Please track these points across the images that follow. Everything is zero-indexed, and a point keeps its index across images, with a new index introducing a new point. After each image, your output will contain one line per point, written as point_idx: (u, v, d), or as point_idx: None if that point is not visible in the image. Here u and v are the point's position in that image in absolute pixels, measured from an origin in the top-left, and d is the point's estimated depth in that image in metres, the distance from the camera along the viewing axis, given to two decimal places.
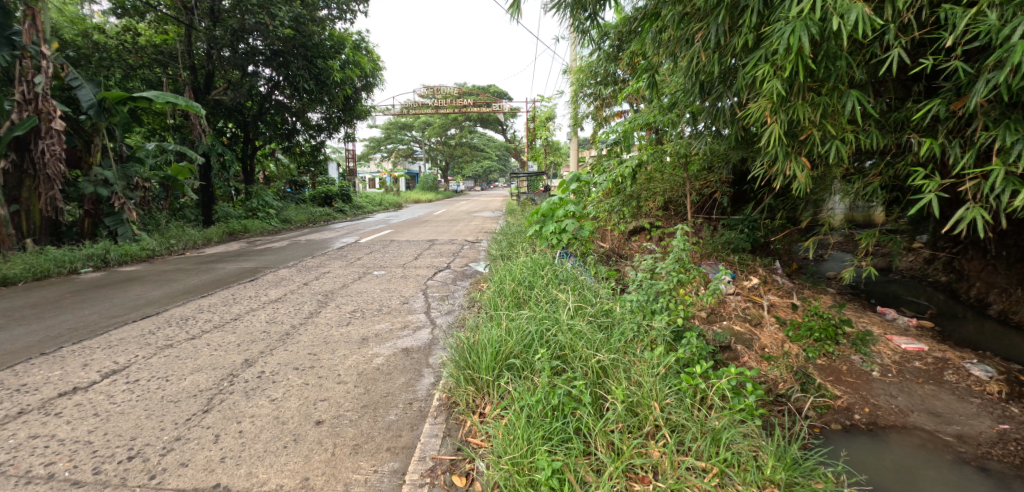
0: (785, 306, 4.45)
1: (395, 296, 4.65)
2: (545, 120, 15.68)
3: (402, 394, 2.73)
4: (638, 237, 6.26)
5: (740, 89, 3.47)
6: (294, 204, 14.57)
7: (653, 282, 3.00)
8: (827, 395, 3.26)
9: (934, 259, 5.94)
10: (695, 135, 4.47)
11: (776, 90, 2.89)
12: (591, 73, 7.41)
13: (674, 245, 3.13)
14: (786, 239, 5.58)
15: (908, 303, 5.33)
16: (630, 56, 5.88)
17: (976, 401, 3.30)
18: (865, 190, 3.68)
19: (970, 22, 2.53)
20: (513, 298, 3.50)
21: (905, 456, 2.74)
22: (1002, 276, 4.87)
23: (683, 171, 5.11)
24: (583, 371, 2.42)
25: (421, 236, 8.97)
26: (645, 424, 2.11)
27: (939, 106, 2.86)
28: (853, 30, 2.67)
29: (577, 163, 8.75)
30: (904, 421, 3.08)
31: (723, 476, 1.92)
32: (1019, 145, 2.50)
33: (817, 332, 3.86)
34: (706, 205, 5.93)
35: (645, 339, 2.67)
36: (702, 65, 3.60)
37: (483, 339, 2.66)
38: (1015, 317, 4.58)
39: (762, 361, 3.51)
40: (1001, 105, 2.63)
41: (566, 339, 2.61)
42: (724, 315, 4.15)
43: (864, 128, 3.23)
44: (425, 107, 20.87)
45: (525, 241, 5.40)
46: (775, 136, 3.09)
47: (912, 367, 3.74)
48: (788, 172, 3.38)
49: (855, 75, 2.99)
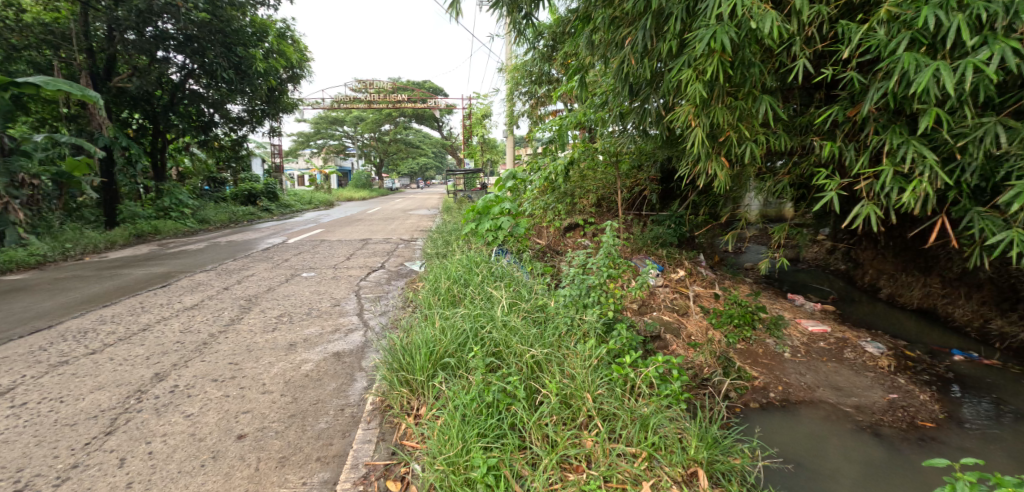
0: (709, 296, 4.66)
1: (326, 298, 4.45)
2: (482, 117, 15.56)
3: (333, 400, 2.61)
4: (573, 233, 5.96)
5: (665, 92, 3.66)
6: (214, 202, 13.50)
7: (584, 276, 3.06)
8: (745, 377, 3.53)
9: (834, 250, 6.61)
10: (623, 134, 4.64)
11: (700, 94, 3.08)
12: (526, 72, 7.43)
13: (603, 240, 3.22)
14: (709, 234, 5.89)
15: (814, 290, 5.87)
16: (564, 56, 6.03)
17: (870, 375, 3.71)
18: (776, 188, 4.01)
19: (862, 36, 2.82)
20: (448, 296, 3.43)
21: (811, 427, 3.03)
22: (891, 263, 5.54)
23: (614, 169, 5.30)
24: (518, 367, 2.43)
25: (353, 236, 8.61)
26: (578, 416, 2.17)
27: (837, 112, 3.17)
28: (765, 39, 2.92)
29: (513, 161, 8.76)
30: (811, 397, 3.39)
31: (651, 459, 2.02)
32: (901, 148, 2.83)
33: (737, 318, 4.15)
34: (636, 201, 5.99)
35: (578, 332, 2.73)
36: (630, 67, 3.73)
37: (417, 339, 2.58)
38: (901, 299, 5.27)
39: (689, 348, 3.72)
40: (887, 112, 2.98)
41: (500, 336, 2.59)
42: (654, 306, 4.24)
43: (774, 131, 3.53)
44: (357, 101, 20.10)
45: (461, 238, 5.35)
46: (698, 138, 3.31)
47: (818, 347, 4.12)
48: (710, 171, 3.62)
49: (767, 81, 3.26)
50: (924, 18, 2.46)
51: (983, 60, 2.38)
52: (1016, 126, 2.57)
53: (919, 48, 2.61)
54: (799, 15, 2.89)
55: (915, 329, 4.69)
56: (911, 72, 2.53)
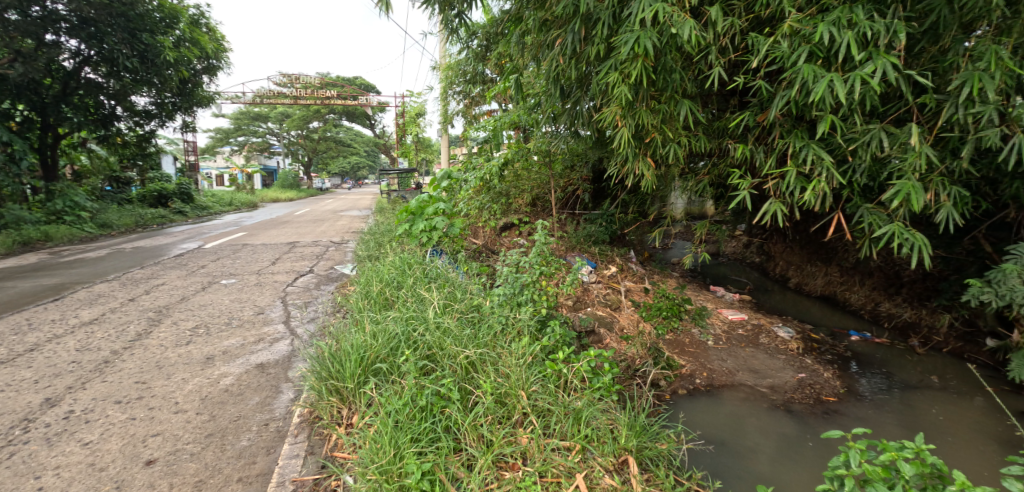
0: (639, 290, 4.87)
1: (248, 307, 4.17)
2: (416, 116, 15.29)
3: (257, 415, 2.45)
4: (509, 233, 5.93)
5: (594, 95, 3.79)
6: (116, 205, 12.21)
7: (518, 274, 3.09)
8: (674, 366, 3.73)
9: (749, 244, 7.16)
10: (555, 135, 4.74)
11: (625, 96, 3.22)
12: (460, 72, 7.38)
13: (535, 239, 3.27)
14: (638, 231, 6.16)
15: (733, 281, 6.33)
16: (497, 57, 6.07)
17: (781, 357, 4.05)
18: (697, 187, 4.28)
19: (768, 48, 3.07)
20: (380, 300, 3.34)
21: (732, 409, 3.27)
22: (798, 255, 6.08)
23: (548, 169, 5.40)
24: (452, 369, 2.41)
25: (278, 239, 8.13)
26: (513, 414, 2.19)
27: (748, 117, 3.43)
28: (684, 47, 3.10)
29: (449, 161, 8.67)
30: (732, 380, 3.65)
31: (584, 451, 2.09)
32: (803, 151, 3.12)
33: (665, 310, 4.37)
34: (570, 201, 6.12)
35: (513, 331, 2.75)
36: (561, 69, 3.83)
37: (347, 345, 2.49)
38: (807, 287, 5.82)
39: (621, 341, 3.87)
40: (790, 118, 3.27)
41: (433, 338, 2.56)
42: (588, 302, 4.36)
43: (694, 134, 3.76)
44: (282, 96, 19.00)
45: (394, 239, 5.22)
46: (625, 139, 3.46)
47: (737, 334, 4.44)
48: (637, 171, 3.80)
49: (686, 87, 3.47)
50: (821, 34, 2.72)
51: (869, 73, 2.67)
52: (896, 132, 2.91)
53: (816, 60, 2.88)
54: (714, 25, 3.09)
55: (819, 314, 5.20)
56: (810, 82, 2.79)
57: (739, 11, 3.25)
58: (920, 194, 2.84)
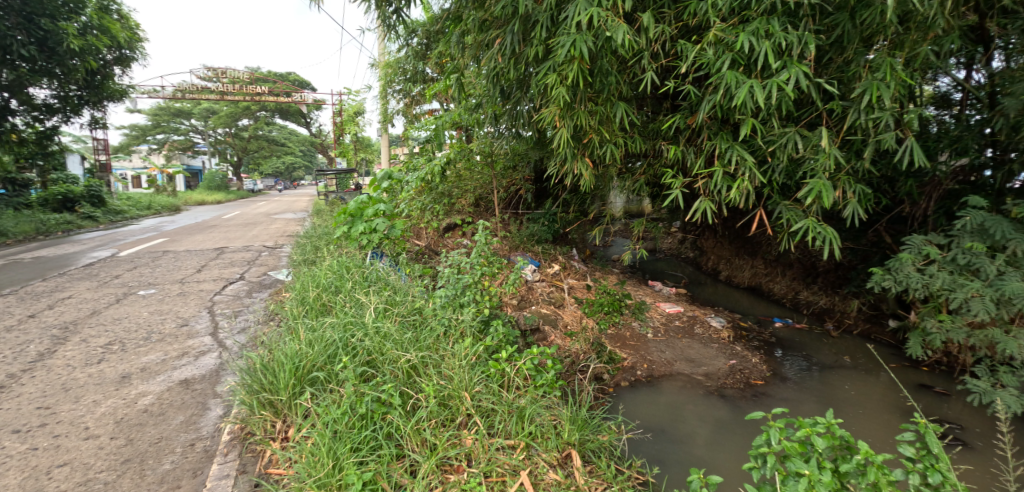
0: (581, 287, 5.00)
1: (170, 319, 3.87)
2: (354, 114, 14.79)
3: (181, 436, 2.29)
4: (453, 234, 5.83)
5: (534, 96, 3.84)
6: (10, 210, 10.90)
7: (460, 275, 3.07)
8: (616, 359, 3.86)
9: (683, 240, 7.53)
10: (497, 136, 4.76)
11: (563, 98, 3.29)
12: (399, 70, 7.22)
13: (477, 240, 3.27)
14: (580, 230, 6.32)
15: (669, 276, 6.64)
16: (438, 55, 6.00)
17: (714, 346, 4.30)
18: (634, 186, 4.45)
19: (695, 55, 3.24)
20: (317, 306, 3.21)
21: (670, 398, 3.43)
22: (727, 249, 6.49)
23: (490, 169, 5.41)
24: (393, 374, 2.36)
25: (204, 245, 7.60)
26: (457, 416, 2.19)
27: (679, 120, 3.61)
28: (617, 51, 3.21)
29: (390, 161, 8.47)
30: (670, 370, 3.83)
31: (529, 448, 2.12)
32: (728, 152, 3.32)
33: (606, 306, 4.51)
34: (513, 201, 6.12)
35: (456, 332, 2.73)
36: (501, 70, 3.85)
37: (280, 355, 2.37)
38: (736, 279, 6.22)
39: (565, 337, 3.95)
40: (716, 121, 3.47)
41: (372, 343, 2.49)
42: (532, 300, 4.41)
43: (630, 135, 3.91)
44: (207, 91, 17.75)
45: (332, 242, 5.02)
46: (564, 139, 3.54)
47: (674, 326, 4.66)
48: (576, 171, 3.90)
49: (621, 89, 3.59)
50: (741, 43, 2.91)
51: (784, 81, 2.89)
52: (808, 135, 3.17)
53: (738, 68, 3.08)
54: (646, 31, 3.22)
55: (747, 304, 5.58)
56: (733, 87, 2.98)
57: (669, 19, 3.41)
58: (829, 192, 3.11)
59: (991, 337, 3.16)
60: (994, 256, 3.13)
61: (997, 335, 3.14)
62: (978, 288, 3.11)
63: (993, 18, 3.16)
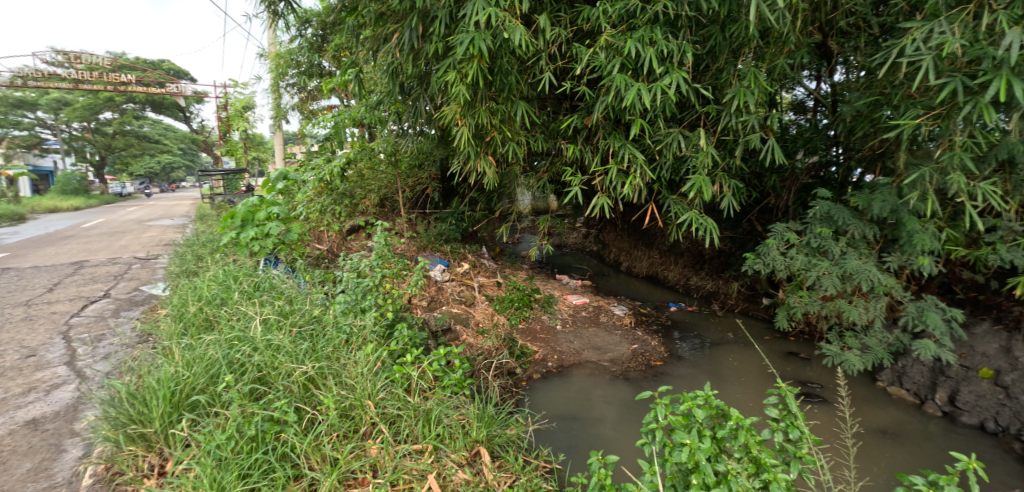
0: (491, 284, 5.05)
1: (12, 349, 3.29)
2: (242, 109, 13.55)
3: (29, 486, 1.96)
4: (356, 237, 5.42)
5: (434, 93, 3.80)
6: None
7: (360, 279, 2.94)
8: (528, 353, 3.97)
9: (587, 235, 7.91)
10: (401, 134, 4.65)
11: (464, 96, 3.29)
12: (291, 62, 6.74)
13: (377, 242, 3.16)
14: (489, 227, 6.39)
15: (575, 269, 6.97)
16: (334, 48, 5.70)
17: (617, 332, 4.59)
18: (538, 184, 4.60)
19: (589, 58, 3.40)
20: (200, 322, 2.91)
21: (580, 386, 3.62)
22: (627, 241, 6.92)
23: (395, 168, 5.27)
24: (288, 389, 2.23)
25: (56, 259, 6.53)
26: (360, 426, 2.12)
27: (577, 120, 3.78)
28: (516, 51, 3.27)
29: (285, 160, 7.89)
30: (578, 359, 4.03)
31: (437, 451, 2.12)
32: (621, 150, 3.55)
33: (516, 301, 4.62)
34: (419, 200, 5.90)
35: (359, 339, 2.63)
36: (400, 65, 3.76)
37: (152, 380, 2.12)
38: (636, 269, 6.69)
39: (477, 335, 3.97)
40: (610, 122, 3.68)
41: (264, 358, 2.32)
42: (443, 300, 4.34)
43: (532, 134, 4.03)
44: (56, 78, 15.22)
45: (218, 250, 4.57)
46: (466, 137, 3.55)
47: (580, 316, 4.90)
48: (480, 170, 3.94)
49: (521, 89, 3.67)
50: (629, 49, 3.10)
51: (667, 85, 3.14)
52: (689, 135, 3.48)
53: (626, 72, 3.29)
54: (543, 33, 3.31)
55: (646, 291, 6.03)
56: (623, 90, 3.17)
57: (564, 22, 3.53)
58: (708, 187, 3.44)
59: (838, 307, 3.71)
60: (837, 239, 3.68)
61: (843, 305, 3.69)
62: (827, 267, 3.63)
63: (832, 37, 3.68)
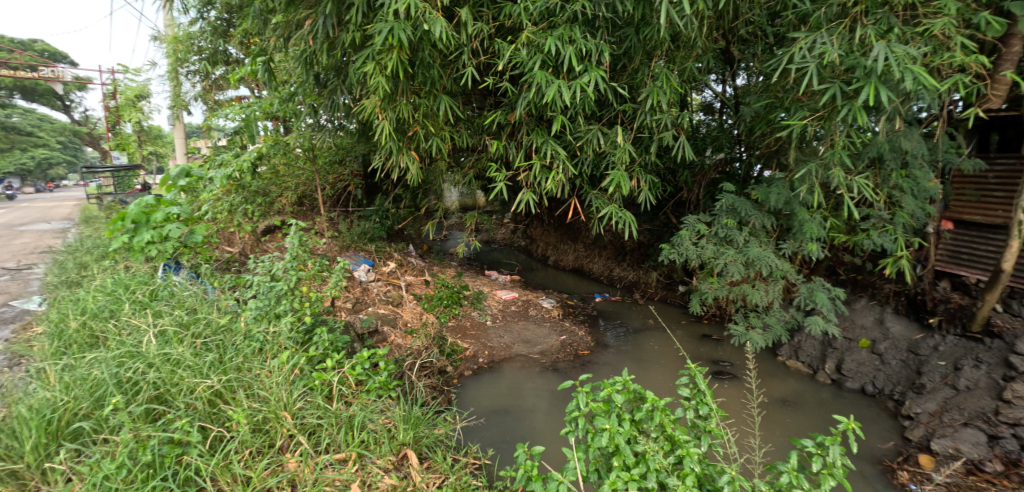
0: (420, 283, 4.95)
1: None
2: (134, 97, 12.17)
3: None
4: (272, 238, 5.15)
5: (352, 85, 3.64)
6: None
7: (272, 283, 2.75)
8: (458, 350, 3.94)
9: (515, 230, 8.00)
10: (318, 128, 4.41)
11: (384, 88, 3.17)
12: (191, 47, 6.15)
13: (291, 242, 2.96)
14: (416, 225, 6.26)
15: (504, 265, 7.04)
16: (241, 34, 5.27)
17: (546, 325, 4.70)
18: (464, 179, 4.58)
19: (511, 54, 3.41)
20: (83, 339, 2.58)
21: (512, 379, 3.67)
22: (553, 235, 7.09)
23: (313, 164, 5.01)
24: (192, 406, 2.05)
25: None
26: (276, 439, 2.00)
27: (501, 116, 3.79)
28: (437, 44, 3.21)
29: (187, 155, 7.21)
30: (508, 353, 4.07)
31: (362, 458, 2.05)
32: (544, 146, 3.61)
33: (445, 299, 4.58)
34: (340, 197, 5.71)
35: (273, 347, 2.47)
36: (314, 55, 3.55)
37: (21, 409, 1.85)
38: (562, 263, 6.89)
39: (406, 336, 3.87)
40: (533, 118, 3.73)
41: (162, 374, 2.10)
42: (369, 301, 4.19)
43: (456, 129, 3.99)
44: None
45: (107, 256, 4.08)
46: (387, 131, 3.44)
47: (510, 310, 4.95)
48: (403, 165, 3.84)
49: (444, 83, 3.61)
50: (549, 46, 3.15)
51: (586, 83, 3.22)
52: (608, 132, 3.61)
53: (548, 69, 3.34)
54: (465, 27, 3.27)
55: (572, 284, 6.22)
56: (544, 86, 3.21)
57: (486, 17, 3.50)
58: (626, 181, 3.61)
59: (743, 291, 4.04)
60: (741, 229, 4.00)
61: (747, 289, 4.02)
62: (732, 255, 3.94)
63: (734, 43, 3.96)
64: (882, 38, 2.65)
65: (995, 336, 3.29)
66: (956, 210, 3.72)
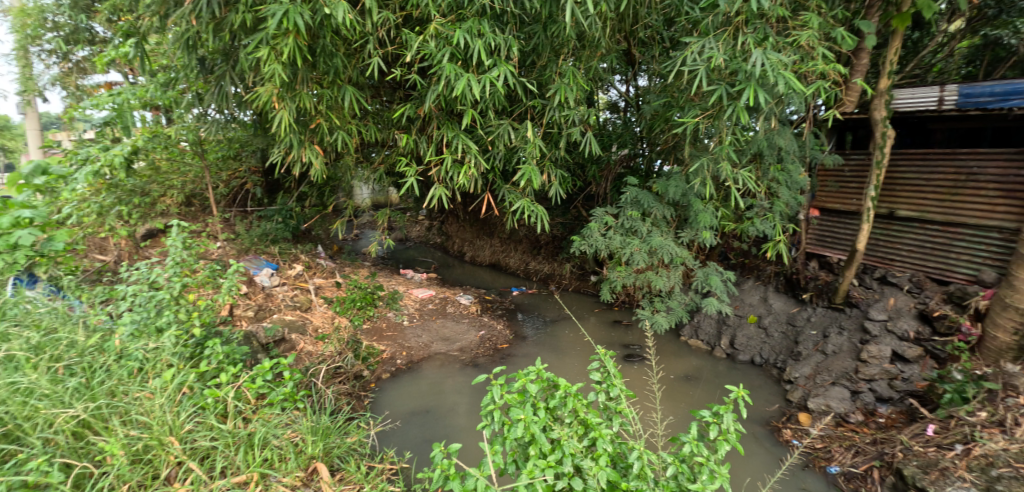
0: (330, 285, 4.70)
1: None
2: None
3: None
4: (154, 243, 4.60)
5: (244, 72, 3.35)
6: None
7: (152, 293, 2.44)
8: (374, 353, 3.80)
9: (431, 227, 7.88)
10: (205, 118, 4.01)
11: (280, 76, 2.94)
12: (41, 22, 5.27)
13: (175, 246, 2.65)
14: (323, 224, 5.94)
15: (421, 263, 6.92)
16: (107, 9, 4.62)
17: (465, 321, 4.68)
18: (375, 175, 4.41)
19: (420, 45, 3.32)
20: None
21: (432, 378, 3.61)
22: (470, 231, 7.07)
23: (202, 159, 4.55)
24: (51, 440, 1.77)
25: None
26: (162, 468, 1.79)
27: (410, 109, 3.68)
28: (339, 31, 3.03)
29: (39, 148, 6.18)
30: (428, 352, 4.00)
31: (265, 478, 1.90)
32: (455, 140, 3.57)
33: (359, 301, 4.39)
34: (237, 197, 5.26)
35: (157, 364, 2.20)
36: (197, 36, 3.21)
37: None
38: (479, 259, 6.91)
39: (317, 342, 3.65)
40: (444, 112, 3.66)
41: (10, 407, 1.78)
42: (273, 308, 3.89)
43: (364, 123, 3.84)
44: None
45: None
46: (286, 122, 3.20)
47: (428, 309, 4.87)
48: (305, 160, 3.63)
49: (349, 73, 3.43)
50: (458, 39, 3.10)
51: (495, 77, 3.22)
52: (518, 127, 3.66)
53: (457, 62, 3.30)
54: (371, 15, 3.12)
55: (490, 280, 6.27)
56: (453, 79, 3.16)
57: (393, 6, 3.35)
58: (537, 176, 3.68)
59: (648, 278, 4.31)
60: (645, 219, 4.26)
61: (651, 275, 4.30)
62: (638, 244, 4.18)
63: (634, 46, 4.18)
64: (759, 46, 2.94)
65: (853, 306, 3.81)
66: (821, 199, 4.25)
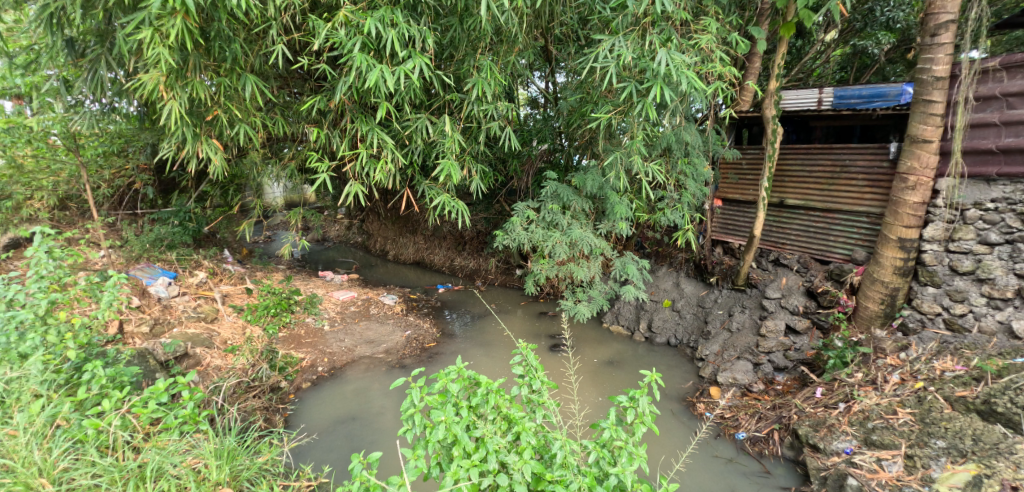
0: (239, 293, 4.38)
1: None
2: None
3: None
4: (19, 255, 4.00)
5: (123, 57, 2.97)
6: None
7: (10, 313, 2.09)
8: (292, 362, 3.59)
9: (351, 226, 7.58)
10: (76, 108, 3.54)
11: (166, 61, 2.64)
12: None
13: (40, 259, 2.31)
14: (229, 227, 5.50)
15: (341, 264, 6.64)
16: None
17: (390, 322, 4.56)
18: (284, 172, 4.13)
19: (329, 33, 3.11)
20: None
21: (356, 384, 3.48)
22: (392, 229, 6.88)
23: (75, 156, 4.02)
24: None
25: None
26: None
27: (320, 101, 3.47)
28: (235, 14, 2.76)
29: None
30: (351, 356, 3.85)
31: None
32: (371, 134, 3.43)
33: (273, 308, 4.11)
34: (124, 198, 4.72)
35: (22, 396, 1.92)
36: (62, 13, 2.80)
37: None
38: (403, 256, 6.76)
39: (226, 355, 3.37)
40: (359, 105, 3.50)
41: None
42: (172, 321, 3.54)
43: (270, 116, 3.58)
44: None
45: None
46: (176, 114, 2.90)
47: (349, 311, 4.68)
48: (203, 156, 3.33)
49: (249, 61, 3.16)
50: (370, 28, 2.95)
51: (410, 69, 3.11)
52: (436, 121, 3.58)
53: (370, 52, 3.15)
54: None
55: (415, 278, 6.15)
56: (365, 70, 3.02)
57: None
58: (456, 171, 3.64)
59: (571, 269, 4.43)
60: (565, 212, 4.37)
61: (573, 267, 4.43)
62: (559, 237, 4.25)
63: (551, 42, 4.24)
64: (665, 45, 3.09)
65: (753, 286, 4.17)
66: (724, 189, 4.58)
